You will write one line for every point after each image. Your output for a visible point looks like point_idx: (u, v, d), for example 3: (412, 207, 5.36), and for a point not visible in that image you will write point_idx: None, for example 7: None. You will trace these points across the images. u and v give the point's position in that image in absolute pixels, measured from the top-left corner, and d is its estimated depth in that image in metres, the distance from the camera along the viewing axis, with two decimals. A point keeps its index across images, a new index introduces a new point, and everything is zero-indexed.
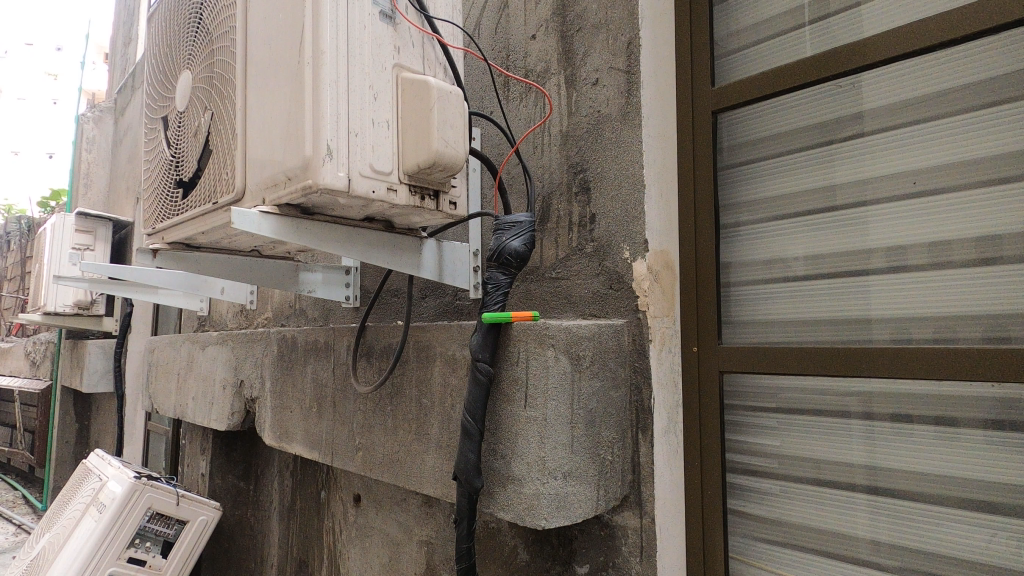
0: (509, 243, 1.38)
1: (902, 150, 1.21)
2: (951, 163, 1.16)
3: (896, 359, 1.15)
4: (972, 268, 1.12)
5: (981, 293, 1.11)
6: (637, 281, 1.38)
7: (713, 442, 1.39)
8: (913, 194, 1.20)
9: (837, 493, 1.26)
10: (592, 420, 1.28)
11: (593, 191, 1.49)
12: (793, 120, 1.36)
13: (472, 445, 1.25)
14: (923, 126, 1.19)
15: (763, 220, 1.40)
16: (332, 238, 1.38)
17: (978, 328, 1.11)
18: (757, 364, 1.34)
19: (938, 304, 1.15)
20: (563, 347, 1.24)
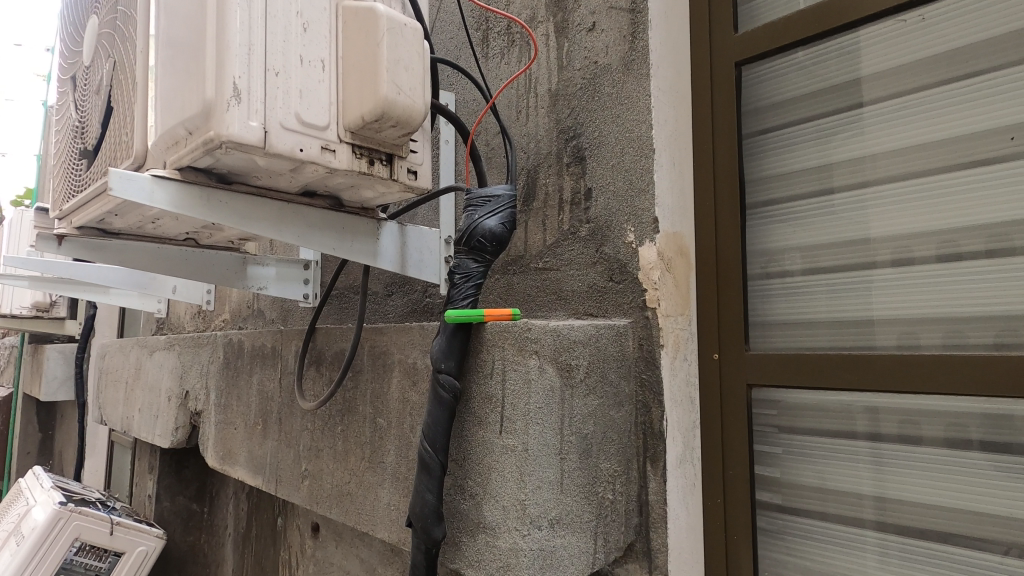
0: (483, 222, 1.09)
1: (914, 118, 0.98)
2: (958, 136, 0.93)
3: (902, 371, 0.93)
4: (980, 260, 0.90)
5: (996, 289, 0.88)
6: (645, 271, 1.08)
7: (742, 476, 1.10)
8: (911, 173, 0.98)
9: (847, 532, 1.02)
10: (583, 449, 0.98)
11: (590, 159, 1.20)
12: (783, 90, 1.13)
13: (432, 483, 0.97)
14: (923, 94, 0.97)
15: (761, 205, 1.15)
16: (258, 216, 1.08)
17: (988, 333, 0.88)
18: (800, 376, 1.04)
19: (939, 303, 0.93)
20: (549, 355, 0.95)
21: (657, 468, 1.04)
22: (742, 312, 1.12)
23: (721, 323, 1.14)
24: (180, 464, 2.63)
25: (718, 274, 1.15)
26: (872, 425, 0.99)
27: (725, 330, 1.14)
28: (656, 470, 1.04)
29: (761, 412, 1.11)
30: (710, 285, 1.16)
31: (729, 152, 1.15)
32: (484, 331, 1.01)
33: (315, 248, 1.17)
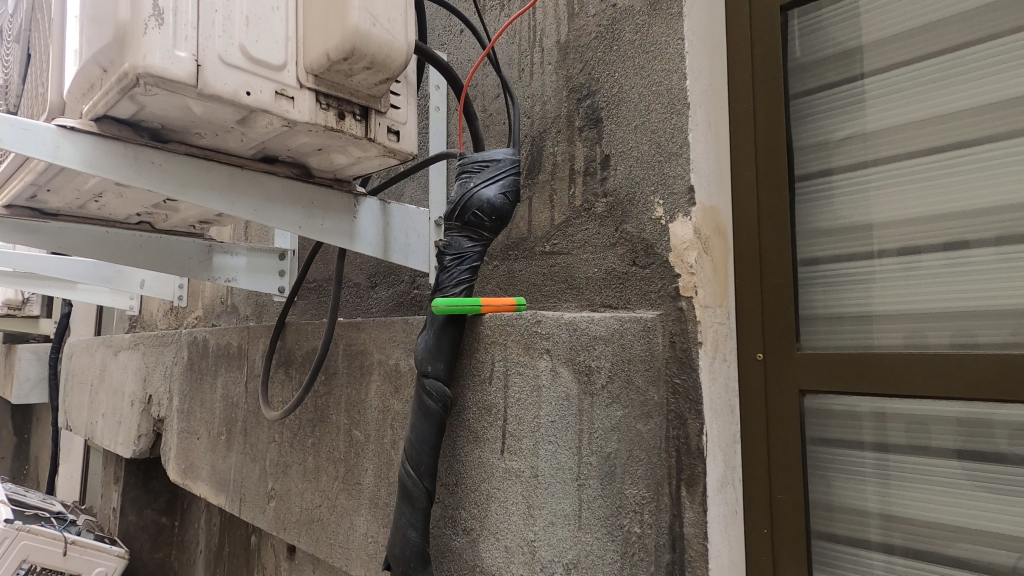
0: (480, 192, 0.89)
1: (915, 91, 0.86)
2: (969, 109, 0.81)
3: (910, 374, 0.82)
4: (987, 248, 0.79)
5: (1004, 281, 0.77)
6: (677, 252, 0.89)
7: (794, 501, 0.91)
8: (916, 152, 0.86)
9: (901, 566, 0.85)
10: (606, 473, 0.78)
11: (608, 121, 1.01)
12: (843, 37, 0.93)
13: (417, 516, 0.77)
14: (929, 65, 0.85)
15: (810, 176, 0.95)
16: (203, 184, 0.88)
17: (1000, 330, 0.77)
18: (869, 382, 0.85)
19: (941, 296, 0.82)
20: (563, 355, 0.75)
21: (694, 494, 0.84)
22: (792, 302, 0.93)
23: (764, 316, 0.95)
24: (148, 476, 2.44)
25: (762, 257, 0.96)
26: (883, 435, 0.87)
27: (769, 325, 0.95)
28: (694, 498, 0.84)
29: (816, 423, 0.92)
30: (751, 270, 0.97)
31: (772, 110, 0.96)
32: (484, 324, 0.82)
33: (276, 224, 0.97)
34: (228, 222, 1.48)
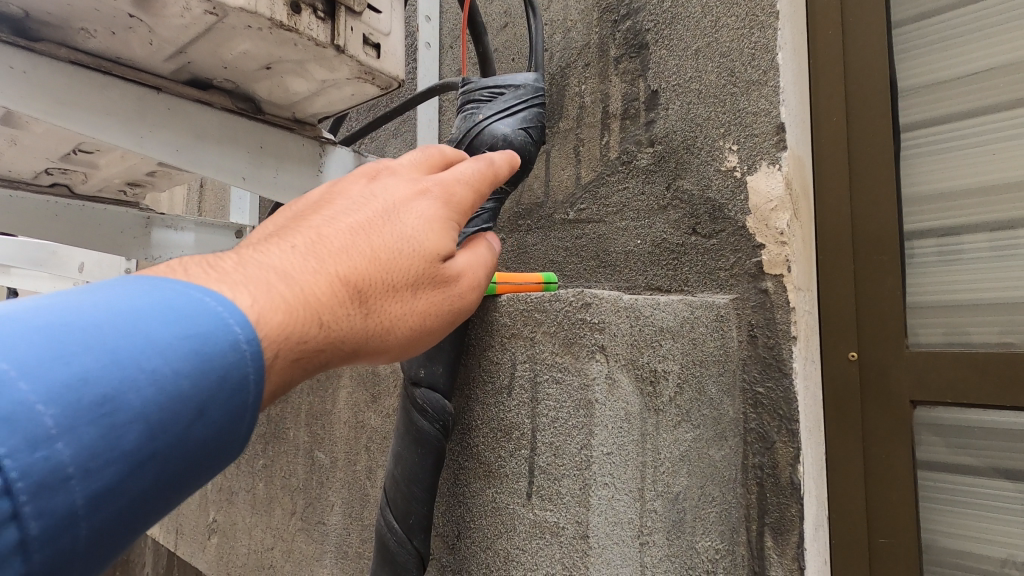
0: (494, 126, 0.63)
1: (932, 47, 0.73)
2: (1001, 66, 0.68)
3: (979, 381, 0.65)
4: (980, 234, 0.69)
5: (1002, 272, 0.67)
6: (759, 215, 0.66)
7: (905, 549, 0.68)
8: (983, 108, 0.69)
9: None
10: (673, 523, 0.55)
11: (657, 46, 0.76)
12: None
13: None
14: (959, 12, 0.71)
15: (905, 124, 0.74)
16: (99, 109, 0.63)
17: (992, 326, 0.67)
18: (917, 386, 0.68)
19: (931, 288, 0.71)
20: (623, 357, 0.51)
21: (783, 546, 0.61)
22: (898, 288, 0.70)
23: (858, 307, 0.73)
24: None
25: (853, 232, 0.74)
26: (987, 458, 0.67)
27: (865, 317, 0.73)
28: (784, 551, 0.61)
29: (932, 445, 0.69)
30: (838, 248, 0.75)
31: (872, 33, 0.74)
32: (504, 312, 0.57)
33: (208, 172, 0.72)
34: (167, 186, 1.19)
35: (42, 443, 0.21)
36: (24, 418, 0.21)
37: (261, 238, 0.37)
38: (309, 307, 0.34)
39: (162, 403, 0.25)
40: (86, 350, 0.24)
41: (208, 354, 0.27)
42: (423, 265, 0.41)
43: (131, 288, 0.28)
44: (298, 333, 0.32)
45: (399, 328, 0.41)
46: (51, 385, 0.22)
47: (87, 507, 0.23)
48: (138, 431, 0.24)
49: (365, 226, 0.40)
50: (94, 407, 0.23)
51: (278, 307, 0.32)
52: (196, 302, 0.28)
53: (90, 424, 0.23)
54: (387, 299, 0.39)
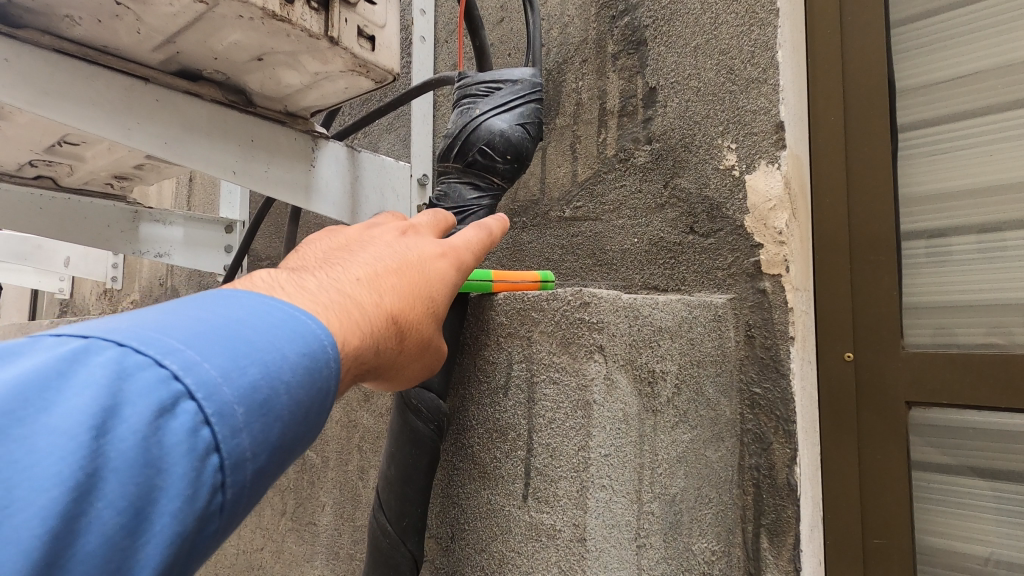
0: (491, 122, 0.62)
1: (930, 47, 0.72)
2: (998, 67, 0.68)
3: (973, 382, 0.65)
4: (972, 234, 0.69)
5: (992, 273, 0.67)
6: (757, 214, 0.65)
7: (900, 550, 0.68)
8: (980, 109, 0.69)
9: None
10: (670, 525, 0.54)
11: (655, 43, 0.76)
12: None
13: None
14: (957, 13, 0.71)
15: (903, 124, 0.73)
16: (83, 100, 0.61)
17: (978, 327, 0.67)
18: (912, 387, 0.68)
19: (924, 288, 0.71)
20: (621, 358, 0.50)
21: (780, 548, 0.61)
22: (895, 289, 0.70)
23: (856, 307, 0.73)
24: None
25: (852, 227, 0.74)
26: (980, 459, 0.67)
27: (862, 317, 0.72)
28: (780, 553, 0.61)
29: (926, 447, 0.69)
30: (836, 249, 0.74)
31: (872, 31, 0.74)
32: (500, 311, 0.56)
33: (198, 165, 0.70)
34: (155, 179, 1.16)
35: (238, 432, 0.26)
36: (230, 413, 0.26)
37: (316, 262, 0.41)
38: (372, 330, 0.38)
39: (296, 408, 0.30)
40: (253, 360, 0.28)
41: (324, 370, 0.32)
42: (442, 306, 0.47)
43: (256, 304, 0.31)
44: (364, 352, 0.37)
45: (414, 357, 0.45)
46: (239, 387, 0.27)
47: (257, 486, 0.27)
48: (280, 427, 0.29)
49: (405, 266, 0.44)
50: (259, 408, 0.27)
51: (356, 327, 0.36)
52: (306, 320, 0.32)
53: (257, 422, 0.27)
54: (417, 330, 0.44)
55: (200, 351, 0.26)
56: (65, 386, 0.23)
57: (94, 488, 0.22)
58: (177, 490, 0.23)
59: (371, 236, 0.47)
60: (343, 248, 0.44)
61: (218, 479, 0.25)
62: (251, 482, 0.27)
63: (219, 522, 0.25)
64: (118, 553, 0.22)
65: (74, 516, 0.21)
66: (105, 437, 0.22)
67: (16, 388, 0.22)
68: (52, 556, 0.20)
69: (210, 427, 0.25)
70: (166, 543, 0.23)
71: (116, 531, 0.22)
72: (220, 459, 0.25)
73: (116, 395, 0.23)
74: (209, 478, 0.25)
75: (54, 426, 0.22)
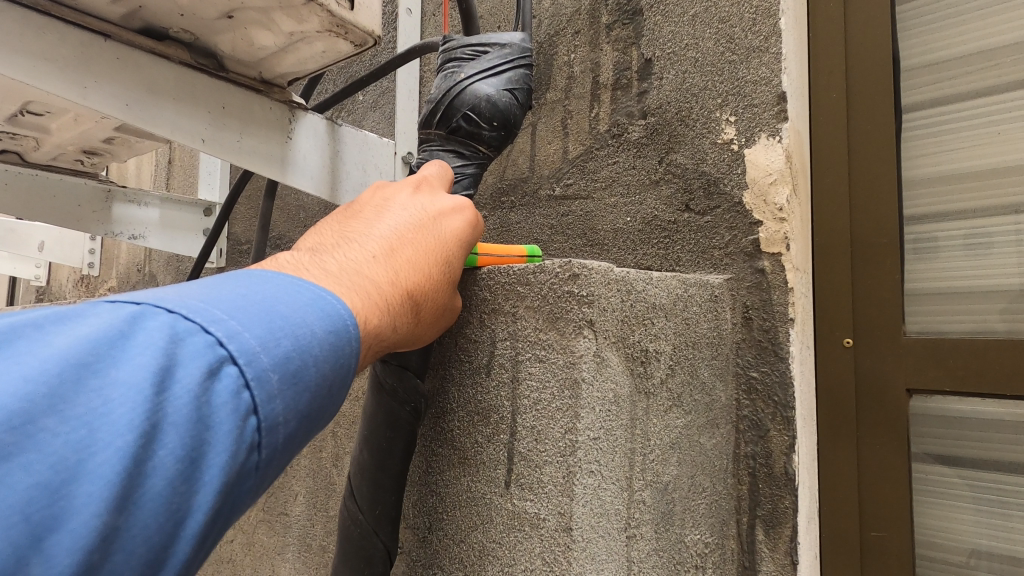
0: (476, 87, 0.58)
1: (934, 23, 0.69)
2: (1004, 44, 0.65)
3: (978, 371, 0.62)
4: (961, 221, 0.67)
5: (995, 259, 0.64)
6: (757, 190, 0.62)
7: (898, 544, 0.65)
8: (985, 88, 0.66)
9: None
10: (662, 516, 0.51)
11: (651, 12, 0.72)
12: None
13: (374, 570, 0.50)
14: None
15: (908, 102, 0.70)
16: (37, 55, 0.57)
17: (979, 314, 0.65)
18: (916, 375, 0.65)
19: (925, 274, 0.68)
20: (612, 334, 0.46)
21: (776, 540, 0.58)
22: (898, 272, 0.67)
23: (856, 291, 0.70)
24: None
25: (852, 222, 0.71)
26: (982, 449, 0.64)
27: (864, 301, 0.69)
28: (776, 545, 0.58)
29: (926, 437, 0.66)
30: (837, 243, 0.71)
31: (877, 4, 0.71)
32: (483, 285, 0.52)
33: (166, 132, 0.66)
34: (129, 156, 1.11)
35: (273, 398, 0.30)
36: (266, 379, 0.30)
37: (335, 236, 0.43)
38: (385, 309, 0.40)
39: (323, 379, 0.34)
40: (286, 334, 0.32)
41: (343, 347, 0.35)
42: (456, 275, 0.48)
43: (286, 285, 0.35)
44: (384, 331, 0.40)
45: (432, 326, 0.48)
46: (272, 356, 0.31)
47: (286, 448, 0.32)
48: (309, 397, 0.33)
49: (420, 239, 0.45)
50: (291, 376, 0.31)
51: (376, 306, 0.39)
52: (327, 302, 0.35)
53: (290, 389, 0.31)
54: (432, 301, 0.46)
55: (241, 322, 0.30)
56: (129, 345, 0.27)
57: (157, 438, 0.26)
58: (222, 445, 0.28)
59: (385, 201, 0.48)
60: (358, 216, 0.46)
61: (254, 438, 0.29)
62: (282, 443, 0.31)
63: (255, 478, 0.30)
64: (178, 494, 0.26)
65: (142, 459, 0.25)
66: (165, 394, 0.26)
67: (90, 345, 0.26)
68: (126, 492, 0.24)
69: (250, 390, 0.29)
70: (215, 489, 0.27)
71: (176, 475, 0.26)
72: (257, 420, 0.29)
73: (172, 356, 0.27)
74: (247, 436, 0.29)
75: (123, 380, 0.26)
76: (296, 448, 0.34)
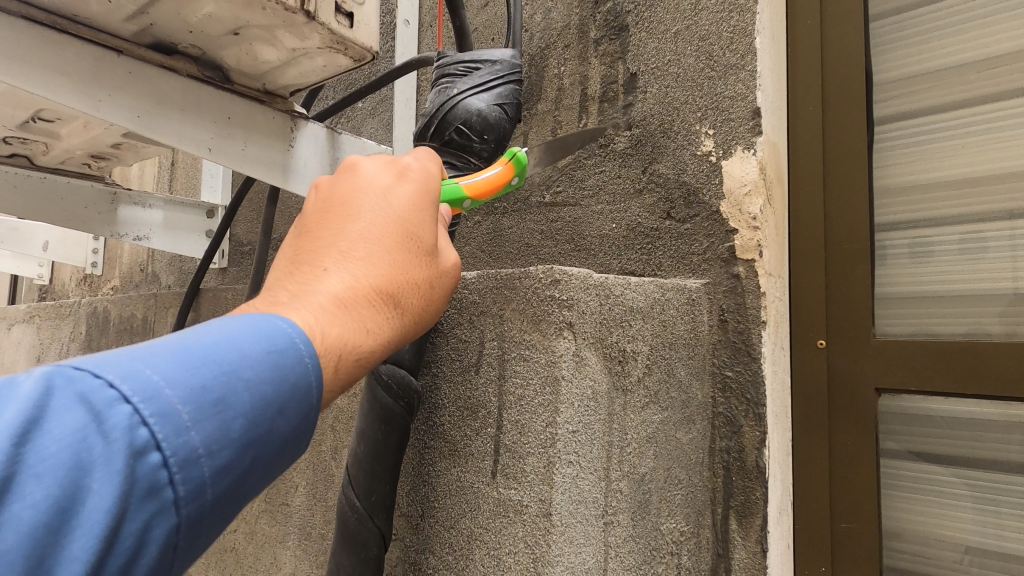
0: (469, 101, 0.62)
1: (903, 41, 0.73)
2: (967, 63, 0.69)
3: (942, 371, 0.66)
4: (927, 229, 0.71)
5: (959, 267, 0.68)
6: (733, 200, 0.66)
7: (865, 534, 0.69)
8: (949, 103, 0.70)
9: None
10: (638, 505, 0.55)
11: (636, 28, 0.76)
12: None
13: (369, 554, 0.54)
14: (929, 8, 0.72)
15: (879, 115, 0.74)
16: (54, 69, 0.61)
17: (945, 319, 0.69)
18: (885, 375, 0.69)
19: (895, 279, 0.72)
20: (590, 335, 0.50)
21: (748, 530, 0.62)
22: (868, 276, 0.71)
23: (830, 293, 0.74)
24: None
25: (826, 228, 0.75)
26: (946, 445, 0.68)
27: (837, 304, 0.73)
28: (748, 534, 0.62)
29: (892, 434, 0.70)
30: (813, 251, 0.75)
31: (850, 23, 0.74)
32: (473, 289, 0.56)
33: (174, 142, 0.69)
34: (134, 160, 1.14)
35: (185, 430, 0.25)
36: (173, 412, 0.25)
37: (284, 254, 0.37)
38: (353, 320, 0.34)
39: (263, 405, 0.28)
40: (207, 361, 0.27)
41: (291, 366, 0.29)
42: (437, 255, 0.42)
43: (211, 322, 0.30)
44: (358, 342, 0.34)
45: (433, 310, 0.42)
46: (183, 385, 0.25)
47: (214, 487, 0.26)
48: (246, 424, 0.27)
49: (378, 227, 0.38)
50: (212, 405, 0.26)
51: (337, 321, 0.33)
52: (269, 331, 0.30)
53: (213, 417, 0.26)
54: (420, 292, 0.39)
55: (145, 357, 0.26)
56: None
57: (11, 490, 0.21)
58: (107, 488, 0.22)
59: (332, 194, 0.41)
60: (309, 222, 0.39)
61: (161, 476, 0.24)
62: (207, 481, 0.25)
63: (163, 526, 0.24)
64: (41, 553, 0.21)
65: None
66: (29, 445, 0.22)
67: None
68: None
69: (149, 425, 0.24)
70: (94, 540, 0.22)
71: (41, 528, 0.21)
72: (161, 455, 0.24)
73: (45, 404, 0.23)
74: (145, 476, 0.23)
75: None
76: (240, 489, 0.27)
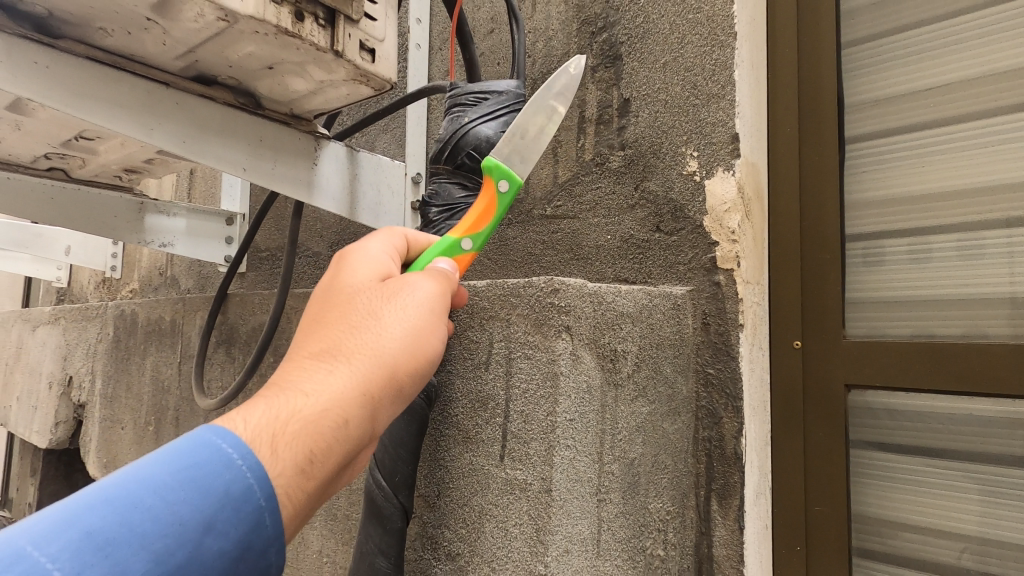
0: (478, 129, 0.70)
1: (873, 68, 0.80)
2: (930, 88, 0.76)
3: (907, 369, 0.73)
4: (906, 238, 0.77)
5: (933, 273, 0.74)
6: (715, 216, 0.73)
7: (834, 515, 0.77)
8: (915, 124, 0.77)
9: None
10: (628, 486, 0.62)
11: (629, 58, 0.83)
12: None
13: (392, 527, 0.62)
14: (895, 39, 0.79)
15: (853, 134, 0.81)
16: (113, 102, 0.69)
17: (937, 319, 0.73)
18: (857, 372, 0.76)
19: (879, 285, 0.78)
20: (586, 336, 0.58)
21: (726, 509, 0.69)
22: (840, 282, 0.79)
23: (805, 295, 0.81)
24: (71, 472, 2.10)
25: (801, 239, 0.82)
26: (912, 437, 0.74)
27: (811, 307, 0.81)
28: (727, 513, 0.69)
29: (863, 427, 0.77)
30: (790, 260, 0.82)
31: (823, 52, 0.82)
32: (483, 296, 0.63)
33: (213, 162, 0.77)
34: (162, 173, 1.22)
35: None
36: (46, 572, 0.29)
37: None
38: (282, 398, 0.41)
39: (157, 538, 0.32)
40: (93, 512, 0.32)
41: (196, 481, 0.35)
42: (374, 315, 0.48)
43: None
44: (290, 412, 0.41)
45: (394, 355, 0.47)
46: (56, 546, 0.30)
47: None
48: (145, 561, 0.31)
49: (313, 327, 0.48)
50: (95, 550, 0.31)
51: (264, 405, 0.41)
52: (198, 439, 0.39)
53: (94, 564, 0.30)
54: (360, 353, 0.46)
55: (30, 529, 0.31)
56: None
57: None
58: None
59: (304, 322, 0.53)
60: None
61: None
62: None
63: None
64: None
65: None
66: None
67: None
68: None
69: None
70: None
71: None
72: None
73: None
74: None
75: None
76: None
